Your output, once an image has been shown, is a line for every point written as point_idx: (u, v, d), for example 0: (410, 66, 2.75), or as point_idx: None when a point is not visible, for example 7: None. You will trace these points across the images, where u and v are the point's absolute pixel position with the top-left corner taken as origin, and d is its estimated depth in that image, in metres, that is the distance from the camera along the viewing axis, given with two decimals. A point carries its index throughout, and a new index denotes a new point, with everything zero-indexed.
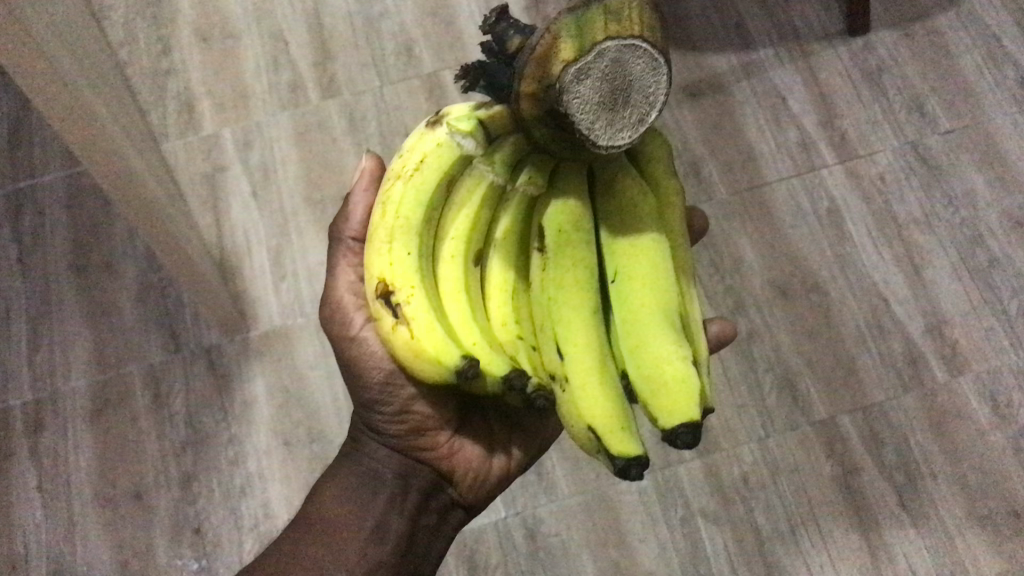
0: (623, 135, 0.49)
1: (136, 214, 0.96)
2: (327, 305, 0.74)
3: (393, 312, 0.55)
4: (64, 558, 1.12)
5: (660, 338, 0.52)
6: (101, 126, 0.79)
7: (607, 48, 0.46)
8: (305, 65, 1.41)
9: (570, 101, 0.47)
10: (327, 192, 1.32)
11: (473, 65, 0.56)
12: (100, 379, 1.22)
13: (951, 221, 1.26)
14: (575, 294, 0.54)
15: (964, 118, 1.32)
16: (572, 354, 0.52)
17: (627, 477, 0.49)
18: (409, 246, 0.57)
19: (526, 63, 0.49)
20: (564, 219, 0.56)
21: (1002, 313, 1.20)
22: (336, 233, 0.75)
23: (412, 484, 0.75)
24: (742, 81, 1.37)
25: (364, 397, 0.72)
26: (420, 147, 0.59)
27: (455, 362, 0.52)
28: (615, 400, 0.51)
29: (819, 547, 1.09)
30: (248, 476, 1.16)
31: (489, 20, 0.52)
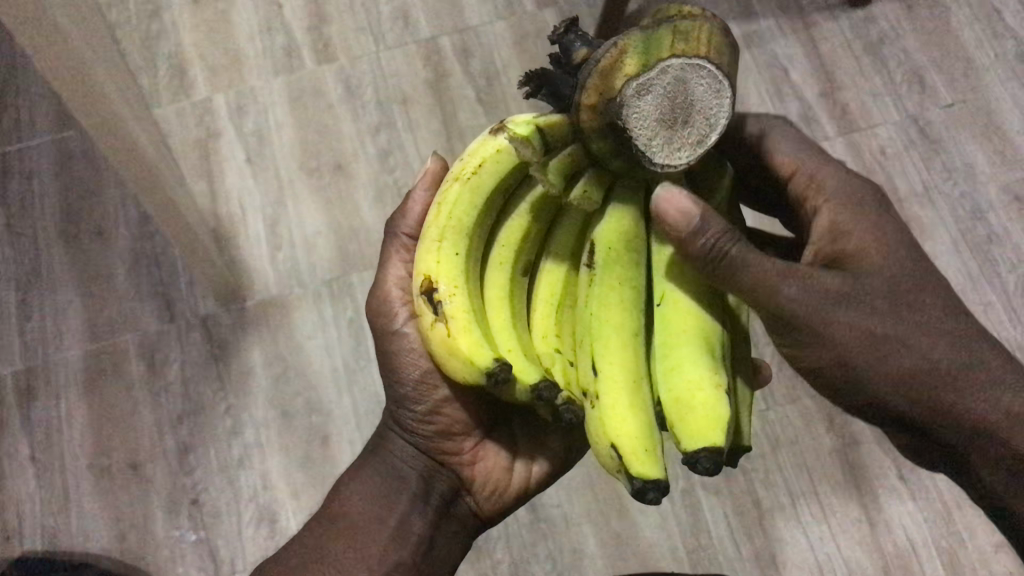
0: (681, 154, 0.52)
1: (131, 175, 0.94)
2: (374, 297, 0.75)
3: (434, 309, 0.58)
4: (60, 529, 1.11)
5: (695, 363, 0.52)
6: (96, 83, 0.77)
7: (670, 66, 0.50)
8: (300, 29, 1.38)
9: (629, 116, 0.51)
10: (323, 159, 1.30)
11: (536, 72, 0.58)
12: (92, 349, 1.19)
13: (951, 194, 1.26)
14: (617, 315, 0.56)
15: (964, 92, 1.32)
16: (606, 372, 0.54)
17: (643, 499, 0.50)
18: (457, 246, 0.60)
19: (591, 75, 0.52)
20: (615, 238, 0.58)
21: (1001, 287, 1.20)
22: (391, 228, 0.78)
23: (434, 487, 0.76)
24: (743, 51, 1.35)
25: (396, 393, 0.74)
26: (480, 151, 0.60)
27: (488, 363, 0.54)
28: (642, 424, 0.52)
29: (819, 519, 1.10)
30: (247, 446, 1.15)
31: (559, 31, 0.57)
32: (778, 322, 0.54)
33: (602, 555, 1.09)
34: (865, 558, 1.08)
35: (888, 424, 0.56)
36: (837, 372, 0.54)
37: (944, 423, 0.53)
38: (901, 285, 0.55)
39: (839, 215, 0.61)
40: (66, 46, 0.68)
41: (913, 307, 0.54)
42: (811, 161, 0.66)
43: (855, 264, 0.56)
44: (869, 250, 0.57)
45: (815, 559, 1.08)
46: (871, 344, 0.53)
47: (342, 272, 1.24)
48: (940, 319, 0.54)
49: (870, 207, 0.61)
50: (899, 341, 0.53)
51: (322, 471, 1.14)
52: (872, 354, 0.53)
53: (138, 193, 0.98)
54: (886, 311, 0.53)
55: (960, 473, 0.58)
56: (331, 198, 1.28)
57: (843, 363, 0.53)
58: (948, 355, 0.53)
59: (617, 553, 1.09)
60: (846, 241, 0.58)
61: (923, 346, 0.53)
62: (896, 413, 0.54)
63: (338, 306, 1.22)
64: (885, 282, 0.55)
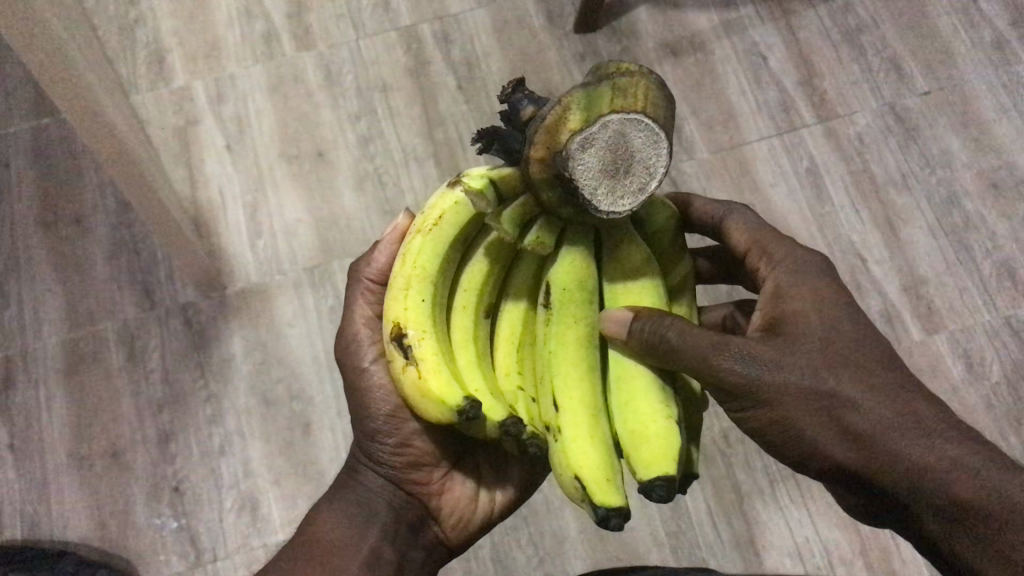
0: (624, 204, 0.52)
1: (109, 159, 0.93)
2: (343, 337, 0.76)
3: (404, 353, 0.57)
4: (40, 518, 1.10)
5: (648, 397, 0.55)
6: (72, 68, 0.77)
7: (610, 120, 0.50)
8: (279, 15, 1.37)
9: (574, 169, 0.51)
10: (303, 147, 1.29)
11: (488, 129, 0.60)
12: (71, 338, 1.19)
13: (928, 180, 1.27)
14: (574, 352, 0.57)
15: (941, 80, 1.33)
16: (566, 406, 0.55)
17: (607, 527, 0.51)
18: (423, 293, 0.60)
19: (538, 131, 0.52)
20: (570, 279, 0.59)
21: (976, 272, 1.21)
22: (354, 273, 0.78)
23: (403, 517, 0.75)
24: (723, 40, 1.36)
25: (364, 427, 0.74)
26: (440, 205, 0.61)
27: (459, 401, 0.54)
28: (601, 454, 0.53)
29: (798, 502, 1.11)
30: (227, 435, 1.15)
31: (506, 90, 0.57)
32: (719, 386, 0.56)
33: (583, 539, 1.10)
34: (842, 539, 1.09)
35: (841, 482, 0.57)
36: (776, 427, 0.56)
37: (882, 473, 0.53)
38: (837, 345, 0.56)
39: (784, 281, 0.62)
40: (40, 30, 0.68)
41: (848, 364, 0.55)
42: (764, 235, 0.67)
43: (794, 326, 0.58)
44: (808, 310, 0.59)
45: (793, 542, 1.09)
46: (803, 399, 0.55)
47: (323, 260, 1.24)
48: (874, 375, 0.55)
49: (815, 274, 0.62)
50: (831, 395, 0.54)
51: (304, 459, 1.14)
52: (804, 409, 0.55)
53: (116, 180, 0.98)
54: (819, 368, 0.55)
55: (903, 530, 0.58)
56: (311, 185, 1.28)
57: (782, 420, 0.55)
58: (879, 407, 0.54)
59: (598, 537, 1.10)
60: (788, 304, 0.60)
61: (855, 401, 0.54)
62: (838, 467, 0.55)
63: (318, 294, 1.22)
64: (820, 340, 0.56)
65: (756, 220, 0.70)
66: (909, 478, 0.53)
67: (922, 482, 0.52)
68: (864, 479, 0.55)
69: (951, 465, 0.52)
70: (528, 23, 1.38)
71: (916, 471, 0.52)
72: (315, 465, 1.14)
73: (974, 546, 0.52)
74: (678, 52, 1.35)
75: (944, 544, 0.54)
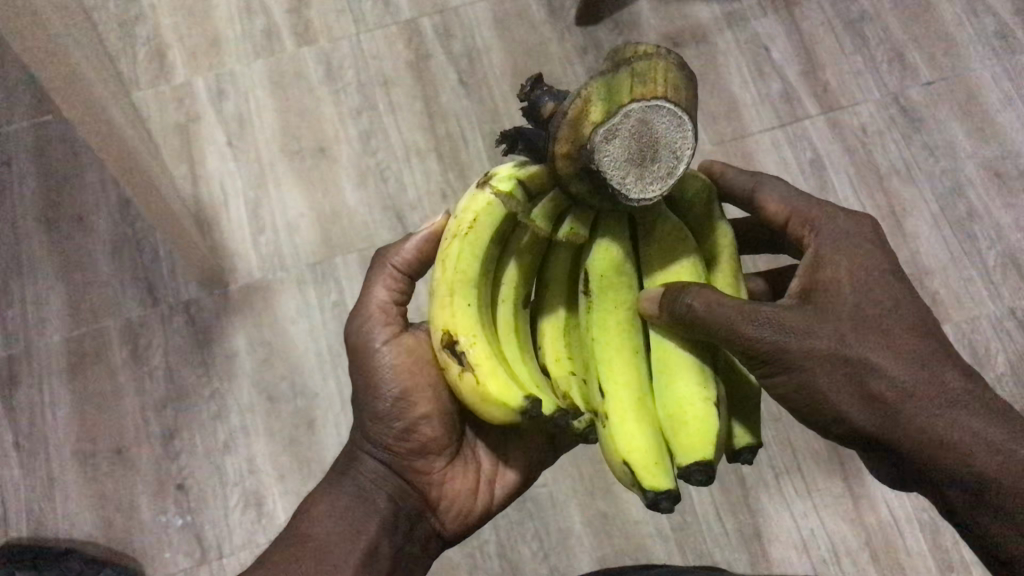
0: (653, 188, 0.52)
1: (111, 158, 0.93)
2: (355, 318, 0.77)
3: (458, 360, 0.58)
4: (44, 517, 1.10)
5: (687, 377, 0.56)
6: (72, 64, 0.76)
7: (631, 110, 0.50)
8: (279, 11, 1.37)
9: (601, 160, 0.51)
10: (305, 143, 1.29)
11: (510, 131, 0.59)
12: (75, 335, 1.19)
13: (932, 171, 1.27)
14: (617, 337, 0.58)
15: (945, 69, 1.32)
16: (612, 393, 0.56)
17: (659, 509, 0.53)
18: (469, 298, 0.60)
19: (560, 125, 0.52)
20: (607, 267, 0.59)
21: (980, 263, 1.21)
22: (380, 256, 0.78)
23: (401, 507, 0.74)
24: (725, 31, 1.35)
25: (370, 410, 0.74)
26: (473, 206, 0.60)
27: (519, 402, 0.55)
28: (652, 439, 0.55)
29: (804, 495, 1.11)
30: (232, 432, 1.15)
31: (526, 88, 0.57)
32: (747, 357, 0.56)
33: (588, 534, 1.10)
34: (848, 533, 1.09)
35: (857, 445, 0.58)
36: (800, 392, 0.56)
37: (904, 441, 0.54)
38: (864, 310, 0.57)
39: (823, 245, 0.62)
40: (41, 27, 0.68)
41: (875, 332, 0.56)
42: (803, 202, 0.67)
43: (824, 294, 0.58)
44: (840, 276, 0.59)
45: (799, 535, 1.09)
46: (831, 366, 0.55)
47: (325, 255, 1.23)
48: (900, 342, 0.56)
49: (855, 239, 0.62)
50: (857, 362, 0.55)
51: (308, 455, 1.14)
52: (830, 376, 0.55)
53: (118, 178, 0.98)
54: (844, 334, 0.55)
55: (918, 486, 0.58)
56: (313, 181, 1.27)
57: (805, 385, 0.55)
58: (905, 375, 0.54)
59: (604, 532, 1.10)
60: (823, 269, 0.60)
61: (879, 367, 0.54)
62: (857, 432, 0.56)
63: (321, 290, 1.22)
64: (848, 309, 0.57)
65: (791, 187, 0.70)
66: (930, 446, 0.54)
67: (944, 449, 0.54)
68: (885, 444, 0.55)
69: (972, 434, 0.53)
70: (529, 16, 1.37)
71: (937, 439, 0.54)
72: (319, 461, 1.14)
73: (983, 510, 0.55)
74: (679, 44, 1.34)
75: (953, 503, 0.56)
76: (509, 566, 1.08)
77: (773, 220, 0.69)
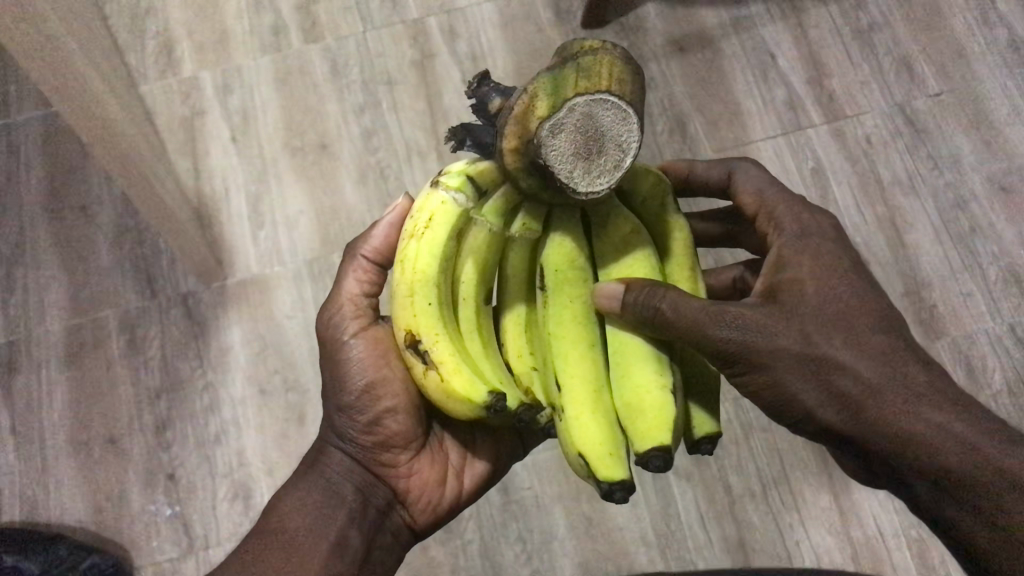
0: (601, 181, 0.52)
1: (115, 166, 0.94)
2: (327, 309, 0.77)
3: (422, 359, 0.58)
4: (37, 501, 1.12)
5: (643, 368, 0.56)
6: (82, 82, 0.77)
7: (576, 103, 0.50)
8: (288, 7, 1.38)
9: (548, 154, 0.51)
10: (307, 140, 1.30)
11: (459, 127, 0.59)
12: (74, 324, 1.20)
13: (936, 184, 1.25)
14: (573, 330, 0.59)
15: (953, 80, 1.31)
16: (568, 385, 0.57)
17: (612, 500, 0.52)
18: (429, 297, 0.59)
19: (508, 121, 0.52)
20: (562, 260, 0.61)
21: (981, 278, 1.19)
22: (350, 248, 0.78)
23: (370, 500, 0.74)
24: (732, 37, 1.34)
25: (339, 404, 0.74)
26: (427, 206, 0.61)
27: (485, 397, 0.55)
28: (604, 429, 0.55)
29: (790, 507, 1.10)
30: (223, 424, 1.16)
31: (473, 84, 0.58)
32: (715, 355, 0.56)
33: (571, 537, 1.10)
34: (833, 546, 1.08)
35: (827, 441, 0.58)
36: (770, 390, 0.56)
37: (875, 438, 0.54)
38: (830, 308, 0.57)
39: (787, 246, 0.62)
40: (56, 49, 0.69)
41: (842, 330, 0.56)
42: (774, 197, 0.68)
43: (790, 291, 0.58)
44: (804, 276, 0.59)
45: (784, 547, 1.08)
46: (796, 365, 0.55)
47: (323, 252, 1.24)
48: (868, 338, 0.56)
49: (816, 237, 0.62)
50: (826, 362, 0.55)
51: (296, 449, 1.15)
52: (797, 373, 0.55)
53: (125, 187, 0.99)
54: (813, 333, 0.55)
55: (890, 483, 0.58)
56: (314, 177, 1.28)
57: (774, 384, 0.56)
58: (871, 372, 0.54)
59: (586, 536, 1.10)
60: (786, 270, 0.60)
61: (849, 366, 0.54)
62: (826, 428, 0.56)
63: (318, 286, 1.22)
64: (815, 307, 0.56)
65: (765, 179, 0.70)
66: (899, 444, 0.54)
67: (915, 447, 0.53)
68: (858, 442, 0.55)
69: (941, 430, 0.53)
70: (536, 18, 1.37)
71: (906, 437, 0.53)
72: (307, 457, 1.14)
73: (957, 506, 0.54)
74: (685, 49, 1.33)
75: (929, 502, 0.55)
76: (491, 567, 1.08)
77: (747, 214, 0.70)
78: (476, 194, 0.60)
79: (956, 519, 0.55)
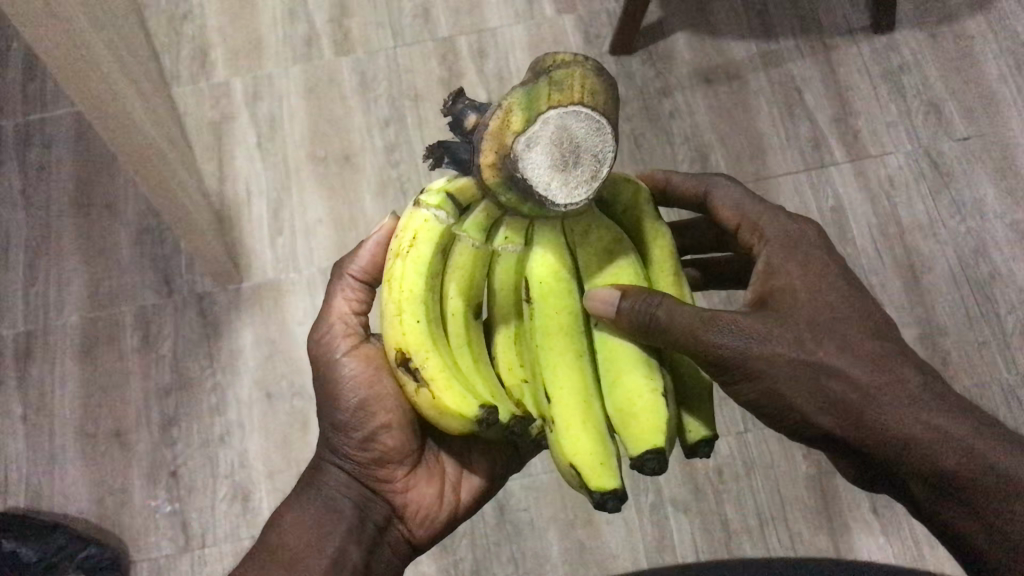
0: (579, 191, 0.53)
1: (141, 177, 0.96)
2: (319, 327, 0.77)
3: (413, 377, 0.57)
4: (42, 489, 1.14)
5: (632, 374, 0.56)
6: (115, 95, 0.79)
7: (549, 117, 0.51)
8: (322, 19, 1.40)
9: (525, 169, 0.52)
10: (331, 150, 1.32)
11: (437, 145, 0.61)
12: (91, 317, 1.23)
13: (957, 229, 1.24)
14: (560, 340, 0.58)
15: (981, 125, 1.30)
16: (557, 397, 0.56)
17: (606, 509, 0.53)
18: (417, 314, 0.58)
19: (484, 137, 0.53)
20: (548, 272, 0.60)
21: (998, 327, 1.18)
22: (338, 268, 0.79)
23: (367, 516, 0.74)
24: (759, 71, 1.34)
25: (333, 420, 0.74)
26: (411, 226, 0.61)
27: (476, 411, 0.55)
28: (595, 439, 0.54)
29: (786, 545, 1.09)
30: (228, 425, 1.17)
31: (448, 103, 0.60)
32: (710, 364, 0.56)
33: (563, 562, 1.09)
34: None
35: (828, 448, 0.58)
36: (766, 397, 0.56)
37: (872, 442, 0.54)
38: (822, 317, 0.57)
39: (775, 255, 0.62)
40: (93, 68, 0.71)
41: (834, 335, 0.56)
42: (754, 209, 0.68)
43: (783, 299, 0.58)
44: (795, 286, 0.59)
45: None
46: (794, 370, 0.55)
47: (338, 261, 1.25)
48: (859, 342, 0.56)
49: (805, 246, 0.63)
50: (819, 367, 0.54)
51: (298, 454, 1.15)
52: (792, 381, 0.55)
53: (149, 195, 1.01)
54: (805, 339, 0.55)
55: (893, 487, 0.57)
56: (335, 187, 1.30)
57: (771, 391, 0.56)
58: (866, 375, 0.54)
59: (579, 562, 1.09)
60: (777, 280, 0.60)
61: (841, 369, 0.54)
62: (825, 434, 0.56)
63: None
64: (806, 315, 0.57)
65: (743, 190, 0.71)
66: (898, 447, 0.53)
67: (912, 448, 0.53)
68: (856, 447, 0.55)
69: (938, 431, 0.52)
70: (565, 43, 1.38)
71: (904, 438, 0.53)
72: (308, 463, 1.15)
73: (960, 510, 0.53)
74: (711, 80, 1.34)
75: (932, 506, 0.55)
76: None
77: (725, 225, 0.70)
78: (457, 210, 0.61)
79: (959, 522, 0.54)
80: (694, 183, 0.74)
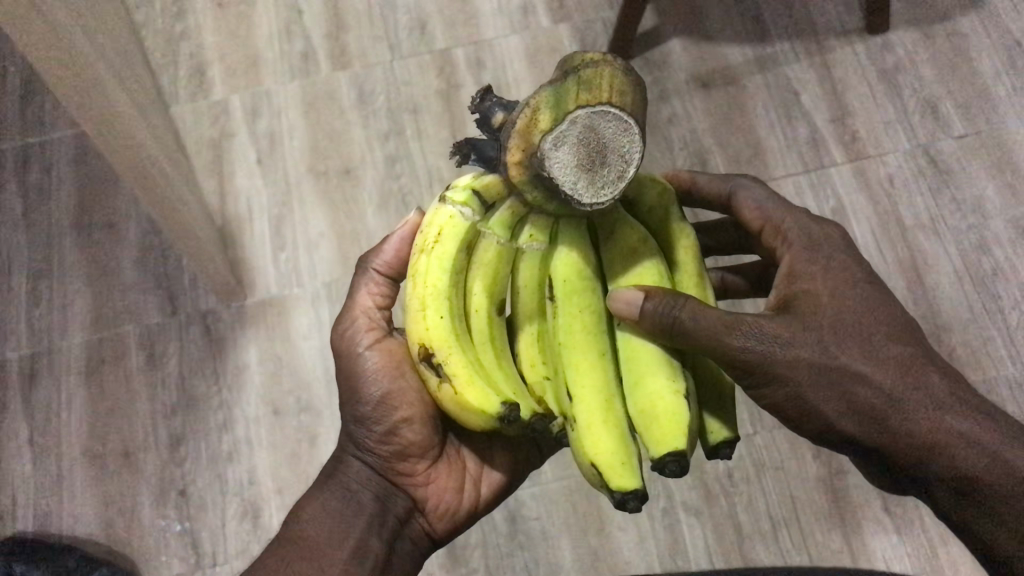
0: (606, 192, 0.53)
1: (145, 196, 0.96)
2: (343, 321, 0.77)
3: (436, 372, 0.58)
4: (50, 511, 1.13)
5: (655, 375, 0.56)
6: (118, 112, 0.79)
7: (577, 116, 0.51)
8: (318, 35, 1.40)
9: (552, 168, 0.52)
10: (331, 164, 1.32)
11: (463, 142, 0.61)
12: (95, 338, 1.22)
13: (959, 226, 1.24)
14: (583, 340, 0.58)
15: (978, 123, 1.30)
16: (579, 395, 0.56)
17: (626, 509, 0.53)
18: (441, 310, 0.59)
19: (511, 135, 0.54)
20: (570, 271, 0.60)
21: (1002, 323, 1.18)
22: (363, 262, 0.80)
23: (389, 509, 0.73)
24: (756, 74, 1.35)
25: (355, 413, 0.73)
26: (436, 221, 0.61)
27: (497, 408, 0.55)
28: (617, 438, 0.54)
29: (799, 546, 1.09)
30: (236, 442, 1.17)
31: (476, 100, 0.60)
32: (733, 367, 0.56)
33: (577, 569, 1.09)
34: None
35: (846, 450, 0.58)
36: (789, 401, 0.57)
37: (895, 446, 0.55)
38: (845, 319, 0.57)
39: (796, 256, 0.62)
40: (96, 86, 0.71)
41: (857, 339, 0.56)
42: (777, 210, 0.68)
43: (807, 301, 0.58)
44: (817, 287, 0.59)
45: None
46: (818, 375, 0.55)
47: (342, 276, 1.25)
48: (882, 346, 0.56)
49: (825, 247, 0.63)
50: (844, 371, 0.55)
51: (306, 470, 1.15)
52: (816, 385, 0.55)
53: (154, 214, 1.01)
54: (829, 343, 0.56)
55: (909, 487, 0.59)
56: (336, 202, 1.30)
57: (795, 395, 0.56)
58: (889, 380, 0.55)
59: (592, 569, 1.09)
60: (800, 282, 0.60)
61: (866, 374, 0.55)
62: (847, 438, 0.56)
63: (335, 308, 1.23)
64: (830, 316, 0.57)
65: (765, 192, 0.71)
66: (921, 452, 0.54)
67: (935, 453, 0.54)
68: (878, 450, 0.56)
69: (962, 438, 0.54)
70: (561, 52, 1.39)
71: (928, 444, 0.54)
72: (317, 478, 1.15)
73: (979, 514, 0.55)
74: (708, 85, 1.34)
75: (948, 507, 0.57)
76: None
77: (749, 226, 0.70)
78: (482, 208, 0.61)
79: (974, 522, 0.56)
80: (716, 184, 0.74)
